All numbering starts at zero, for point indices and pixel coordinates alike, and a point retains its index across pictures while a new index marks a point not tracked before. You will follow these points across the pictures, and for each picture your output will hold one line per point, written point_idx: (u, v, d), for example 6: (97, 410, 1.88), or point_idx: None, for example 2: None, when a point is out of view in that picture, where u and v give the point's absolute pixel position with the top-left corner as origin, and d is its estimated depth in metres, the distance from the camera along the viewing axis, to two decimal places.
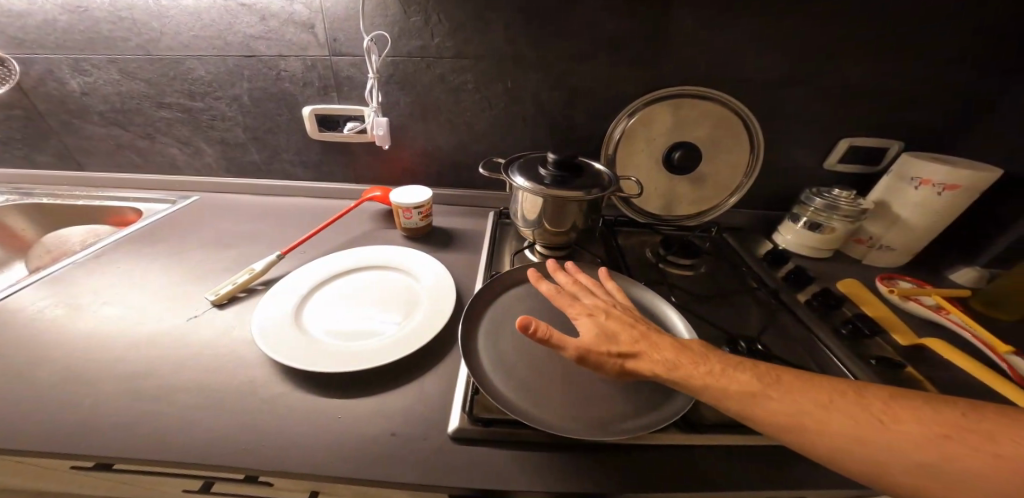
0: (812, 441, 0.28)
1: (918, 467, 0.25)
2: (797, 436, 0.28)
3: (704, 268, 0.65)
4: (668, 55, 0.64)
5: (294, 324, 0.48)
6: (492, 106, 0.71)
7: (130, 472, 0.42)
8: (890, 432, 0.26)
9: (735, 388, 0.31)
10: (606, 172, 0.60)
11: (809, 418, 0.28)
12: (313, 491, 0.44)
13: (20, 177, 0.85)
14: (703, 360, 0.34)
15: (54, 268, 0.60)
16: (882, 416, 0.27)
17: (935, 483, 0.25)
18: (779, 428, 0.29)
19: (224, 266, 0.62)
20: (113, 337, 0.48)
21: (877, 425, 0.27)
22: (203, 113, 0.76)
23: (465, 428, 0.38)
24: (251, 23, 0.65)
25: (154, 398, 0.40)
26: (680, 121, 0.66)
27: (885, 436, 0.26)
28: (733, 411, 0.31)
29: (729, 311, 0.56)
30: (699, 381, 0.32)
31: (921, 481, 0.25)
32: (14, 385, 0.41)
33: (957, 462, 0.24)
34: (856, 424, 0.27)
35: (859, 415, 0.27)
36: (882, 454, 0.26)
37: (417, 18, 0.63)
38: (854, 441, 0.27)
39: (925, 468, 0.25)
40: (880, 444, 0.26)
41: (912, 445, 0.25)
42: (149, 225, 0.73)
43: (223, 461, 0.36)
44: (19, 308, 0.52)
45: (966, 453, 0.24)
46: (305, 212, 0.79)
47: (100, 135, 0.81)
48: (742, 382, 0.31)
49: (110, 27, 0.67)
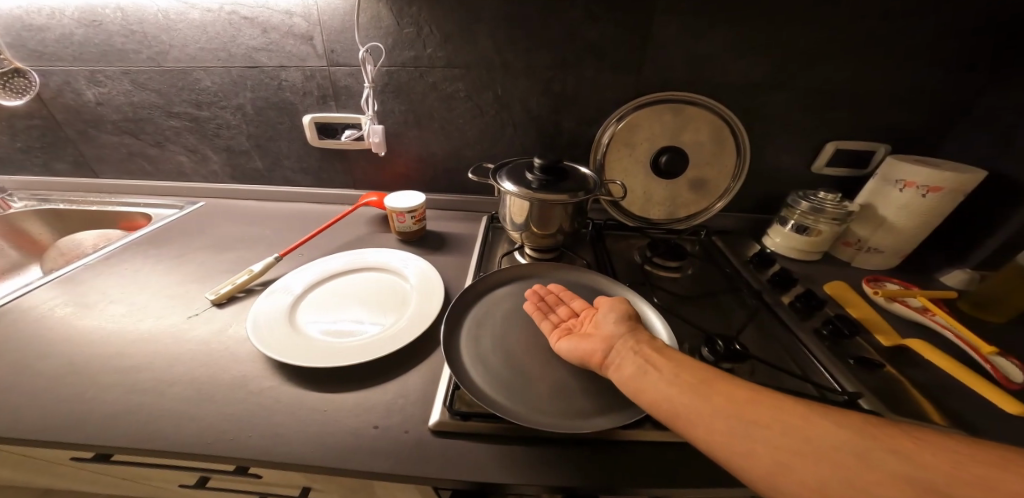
0: (687, 427, 0.31)
1: (763, 447, 0.27)
2: (666, 415, 0.33)
3: (690, 271, 0.66)
4: (651, 62, 0.66)
5: (287, 322, 0.50)
6: (482, 113, 0.73)
7: (128, 463, 0.44)
8: (755, 418, 0.29)
9: (656, 373, 0.36)
10: (592, 176, 0.61)
11: (678, 399, 0.33)
12: (303, 487, 0.46)
13: (39, 183, 0.89)
14: (657, 347, 0.39)
15: (65, 270, 0.63)
16: (735, 402, 0.31)
17: (783, 468, 0.26)
18: (657, 402, 0.34)
19: (224, 268, 0.65)
20: (118, 335, 0.50)
21: (732, 410, 0.30)
22: (209, 121, 0.79)
23: (445, 422, 0.39)
24: (253, 36, 0.68)
25: (151, 394, 0.42)
26: (667, 125, 0.67)
27: (735, 419, 0.29)
28: (644, 403, 0.35)
29: (710, 313, 0.56)
30: (642, 368, 0.37)
31: (768, 462, 0.27)
32: (24, 378, 0.44)
33: (787, 441, 0.27)
34: (714, 411, 0.31)
35: (715, 404, 0.31)
36: (731, 438, 0.29)
37: (410, 29, 0.65)
38: (702, 417, 0.31)
39: (758, 444, 0.28)
40: (729, 429, 0.29)
41: (754, 427, 0.29)
42: (155, 229, 0.76)
43: (209, 451, 0.37)
44: (33, 307, 0.55)
45: (790, 432, 0.27)
46: (304, 217, 0.82)
47: (114, 143, 0.85)
48: (667, 367, 0.36)
49: (122, 40, 0.71)
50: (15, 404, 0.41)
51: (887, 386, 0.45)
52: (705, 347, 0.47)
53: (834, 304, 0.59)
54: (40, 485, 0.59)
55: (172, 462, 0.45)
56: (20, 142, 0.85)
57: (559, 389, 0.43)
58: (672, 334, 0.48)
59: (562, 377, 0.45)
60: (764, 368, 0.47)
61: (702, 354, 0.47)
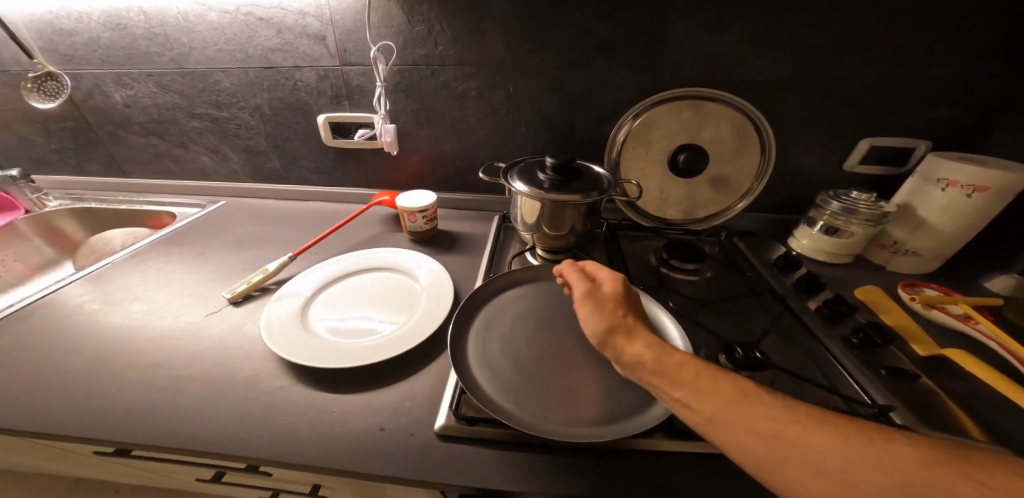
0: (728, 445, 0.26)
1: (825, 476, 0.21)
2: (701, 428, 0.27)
3: (709, 273, 0.64)
4: (668, 56, 0.63)
5: (299, 322, 0.51)
6: (493, 111, 0.72)
7: (145, 459, 0.46)
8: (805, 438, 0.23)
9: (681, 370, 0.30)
10: (606, 176, 0.60)
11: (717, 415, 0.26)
12: (313, 485, 0.46)
13: (73, 183, 0.93)
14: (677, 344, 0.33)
15: (94, 267, 0.66)
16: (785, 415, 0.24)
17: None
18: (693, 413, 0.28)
19: (242, 266, 0.66)
20: (140, 332, 0.52)
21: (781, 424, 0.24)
22: (229, 122, 0.81)
23: (450, 426, 0.39)
24: (268, 37, 0.69)
25: (167, 395, 0.43)
26: (685, 123, 0.64)
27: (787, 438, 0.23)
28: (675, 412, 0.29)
29: (730, 318, 0.54)
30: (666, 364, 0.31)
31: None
32: (53, 374, 0.45)
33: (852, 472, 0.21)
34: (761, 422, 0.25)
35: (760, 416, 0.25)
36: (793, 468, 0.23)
37: (420, 27, 0.65)
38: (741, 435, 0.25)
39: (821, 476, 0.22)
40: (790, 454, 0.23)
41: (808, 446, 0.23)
42: (179, 228, 0.78)
43: (220, 450, 0.38)
44: (65, 302, 0.58)
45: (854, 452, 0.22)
46: (320, 216, 0.83)
47: (141, 145, 0.88)
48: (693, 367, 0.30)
49: (146, 42, 0.73)
50: (41, 400, 0.42)
51: (923, 399, 0.41)
52: (723, 354, 0.45)
53: (866, 310, 0.56)
54: (69, 475, 0.62)
55: (184, 458, 0.46)
56: (54, 143, 0.89)
57: (567, 394, 0.42)
58: (687, 340, 0.46)
59: (572, 382, 0.43)
60: (788, 378, 0.44)
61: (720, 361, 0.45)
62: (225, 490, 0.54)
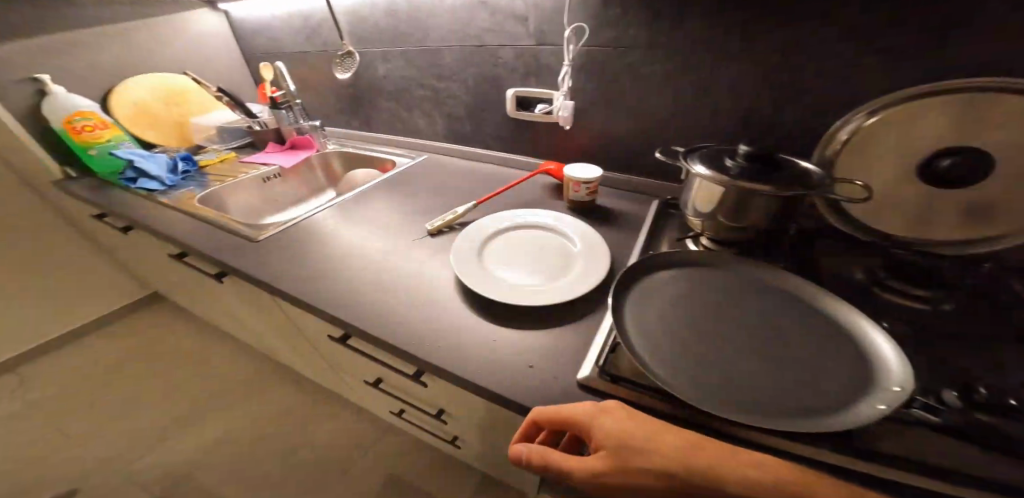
0: None
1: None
2: None
3: (951, 306, 0.49)
4: (947, 32, 0.47)
5: (477, 258, 0.63)
6: (677, 91, 0.69)
7: (363, 345, 0.67)
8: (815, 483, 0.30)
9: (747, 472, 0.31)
10: (818, 171, 0.51)
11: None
12: (462, 400, 0.59)
13: (343, 133, 1.33)
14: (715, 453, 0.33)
15: (349, 195, 0.94)
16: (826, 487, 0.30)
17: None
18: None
19: (436, 209, 0.85)
20: (374, 246, 0.74)
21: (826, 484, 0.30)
22: (442, 92, 1.01)
23: (593, 379, 0.43)
24: (485, 19, 0.83)
25: (389, 295, 0.61)
26: (965, 118, 0.48)
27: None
28: None
29: (981, 364, 0.41)
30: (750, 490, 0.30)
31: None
32: (333, 262, 0.70)
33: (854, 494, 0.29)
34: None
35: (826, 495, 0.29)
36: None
37: (616, 9, 0.67)
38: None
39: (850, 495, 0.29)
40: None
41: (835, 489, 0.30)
42: (395, 175, 1.04)
43: (418, 342, 0.52)
44: (337, 215, 0.86)
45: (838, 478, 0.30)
46: (491, 178, 0.97)
47: (384, 107, 1.18)
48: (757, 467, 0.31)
49: (405, 26, 0.97)
50: (324, 281, 0.65)
51: None
52: (955, 392, 0.37)
53: None
54: (310, 349, 0.94)
55: (382, 356, 0.66)
56: (337, 104, 1.29)
57: (724, 374, 0.41)
58: (911, 365, 0.38)
59: (734, 366, 0.42)
60: None
61: (949, 396, 0.37)
62: (399, 381, 0.74)
